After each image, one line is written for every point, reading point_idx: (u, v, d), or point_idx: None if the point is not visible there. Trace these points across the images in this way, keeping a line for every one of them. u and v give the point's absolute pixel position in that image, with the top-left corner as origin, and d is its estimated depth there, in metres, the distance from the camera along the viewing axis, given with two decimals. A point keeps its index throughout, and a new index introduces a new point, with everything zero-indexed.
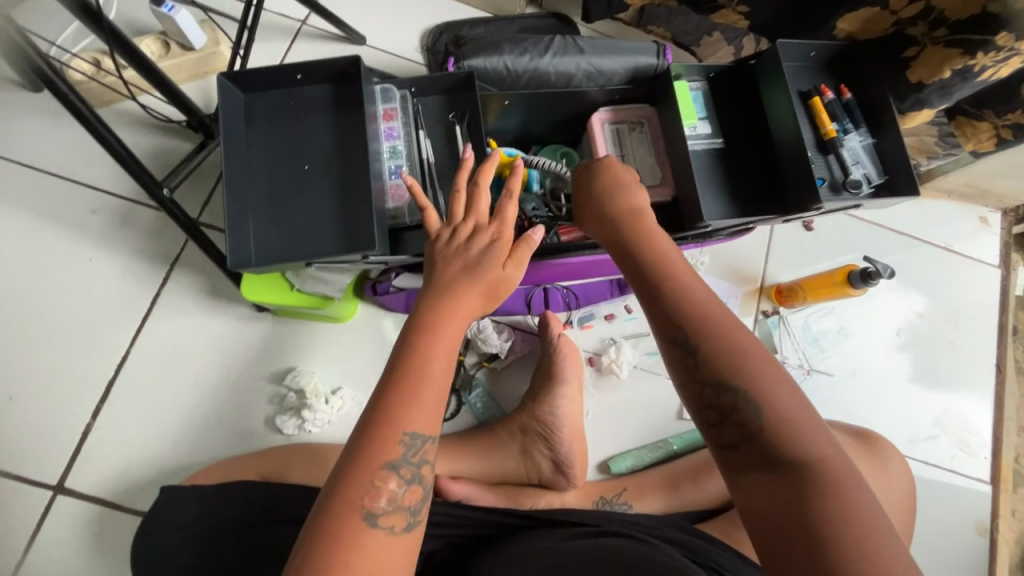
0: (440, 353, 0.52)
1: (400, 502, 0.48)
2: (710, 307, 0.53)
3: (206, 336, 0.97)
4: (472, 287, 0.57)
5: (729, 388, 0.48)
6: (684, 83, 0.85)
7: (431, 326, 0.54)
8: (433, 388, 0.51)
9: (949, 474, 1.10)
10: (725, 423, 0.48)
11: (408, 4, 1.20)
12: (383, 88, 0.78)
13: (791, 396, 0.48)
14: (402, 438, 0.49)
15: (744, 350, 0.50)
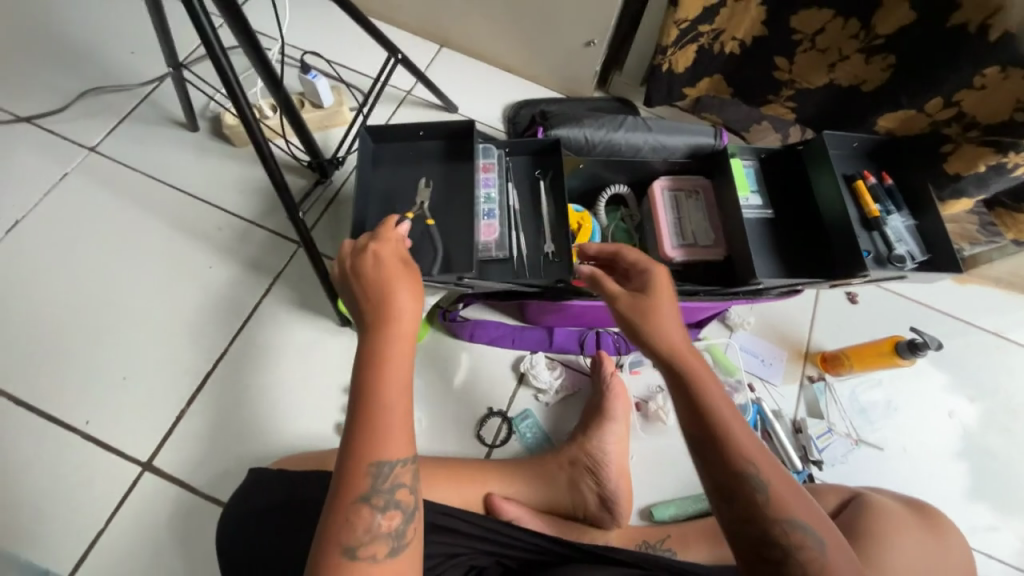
0: (392, 387, 0.61)
1: (380, 529, 0.57)
2: (755, 444, 0.58)
3: (294, 343, 1.09)
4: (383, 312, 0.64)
5: (793, 535, 0.54)
6: (738, 161, 0.98)
7: (384, 357, 0.62)
8: (394, 419, 0.60)
9: (1017, 573, 1.04)
10: (772, 556, 0.53)
11: (497, 85, 1.43)
12: (485, 147, 0.93)
13: (840, 548, 0.54)
14: (369, 470, 0.58)
15: (798, 501, 0.56)
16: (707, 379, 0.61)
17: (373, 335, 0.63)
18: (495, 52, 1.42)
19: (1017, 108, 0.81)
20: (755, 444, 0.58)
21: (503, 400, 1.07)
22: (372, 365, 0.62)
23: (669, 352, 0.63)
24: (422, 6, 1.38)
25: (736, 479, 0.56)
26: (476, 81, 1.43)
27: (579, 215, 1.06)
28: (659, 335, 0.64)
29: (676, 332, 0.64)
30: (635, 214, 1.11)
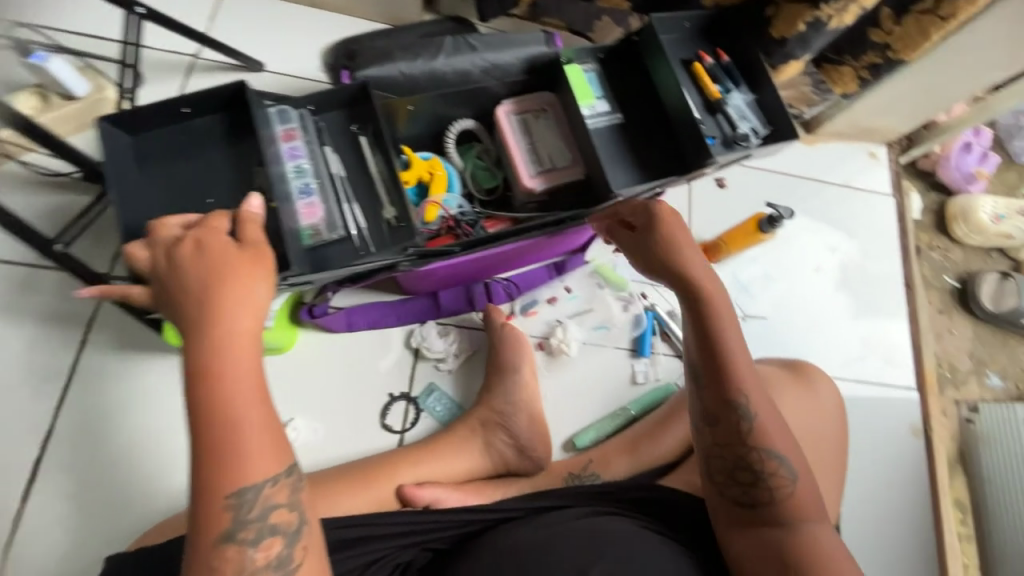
0: (242, 402, 0.52)
1: (256, 565, 0.51)
2: (755, 387, 0.72)
3: (138, 393, 0.92)
4: (221, 316, 0.54)
5: (767, 461, 0.70)
6: (576, 67, 0.90)
7: (217, 370, 0.52)
8: (249, 440, 0.51)
9: (882, 388, 1.20)
10: (744, 471, 0.71)
11: (305, 25, 1.19)
12: (279, 109, 0.76)
13: (808, 479, 0.70)
14: (226, 503, 0.50)
15: (779, 438, 0.71)
16: (725, 324, 0.72)
17: (205, 347, 0.53)
18: None
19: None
20: (755, 390, 0.72)
21: (402, 381, 1.00)
22: (208, 384, 0.52)
23: (688, 298, 0.73)
24: None
25: (728, 412, 0.72)
26: (278, 25, 1.18)
27: (425, 163, 0.94)
28: (684, 276, 0.72)
29: (703, 279, 0.72)
30: (490, 148, 1.00)
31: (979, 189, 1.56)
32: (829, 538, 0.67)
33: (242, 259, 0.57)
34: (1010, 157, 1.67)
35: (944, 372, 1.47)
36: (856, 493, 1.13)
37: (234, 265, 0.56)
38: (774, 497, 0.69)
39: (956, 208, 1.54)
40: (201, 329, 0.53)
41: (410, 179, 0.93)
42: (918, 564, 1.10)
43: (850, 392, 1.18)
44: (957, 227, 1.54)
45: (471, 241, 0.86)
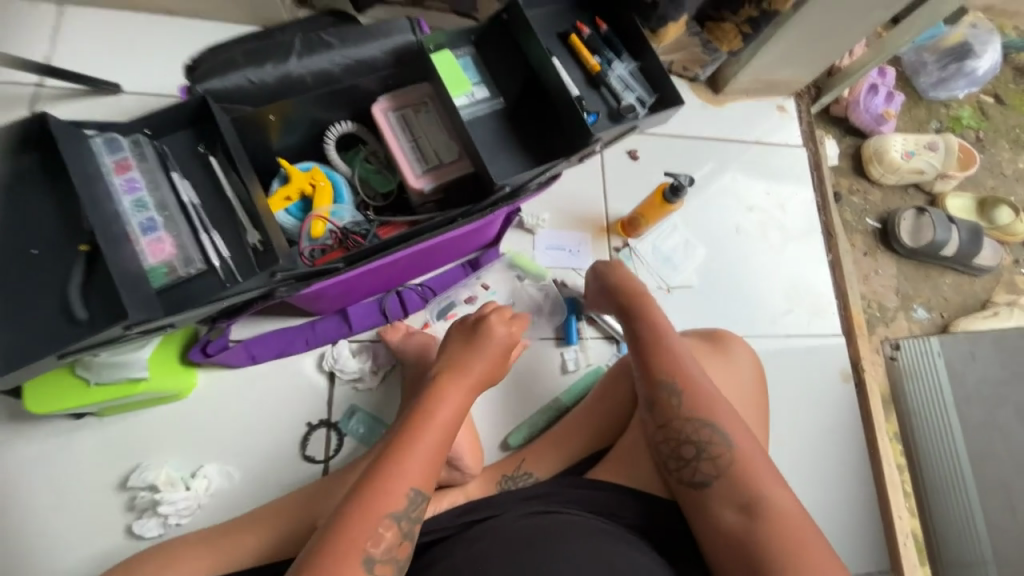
0: (444, 426, 0.63)
1: (383, 555, 0.56)
2: (688, 369, 0.78)
3: (22, 466, 0.85)
4: (472, 367, 0.71)
5: (703, 432, 0.73)
6: (447, 54, 0.85)
7: (440, 393, 0.67)
8: (434, 455, 0.61)
9: (810, 338, 1.23)
10: (694, 452, 0.73)
11: (164, 37, 1.09)
12: (105, 139, 0.68)
13: (753, 449, 0.72)
14: (408, 491, 0.59)
15: (718, 410, 0.74)
16: (658, 324, 0.83)
17: (445, 377, 0.69)
18: None
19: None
20: (687, 370, 0.78)
21: (320, 407, 0.94)
22: (430, 397, 0.66)
23: (628, 313, 0.87)
24: None
25: (662, 393, 0.77)
26: (134, 39, 1.08)
27: (303, 175, 0.88)
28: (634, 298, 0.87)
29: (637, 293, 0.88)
30: (378, 149, 0.94)
31: (890, 128, 1.59)
32: (783, 506, 0.67)
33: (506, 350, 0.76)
34: (918, 93, 1.70)
35: (873, 312, 1.51)
36: (795, 443, 1.16)
37: (500, 352, 0.74)
38: (720, 471, 0.71)
39: (870, 150, 1.56)
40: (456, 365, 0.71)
41: (291, 195, 0.87)
42: (857, 501, 1.15)
43: (779, 348, 1.20)
44: (873, 169, 1.57)
45: (355, 254, 0.79)
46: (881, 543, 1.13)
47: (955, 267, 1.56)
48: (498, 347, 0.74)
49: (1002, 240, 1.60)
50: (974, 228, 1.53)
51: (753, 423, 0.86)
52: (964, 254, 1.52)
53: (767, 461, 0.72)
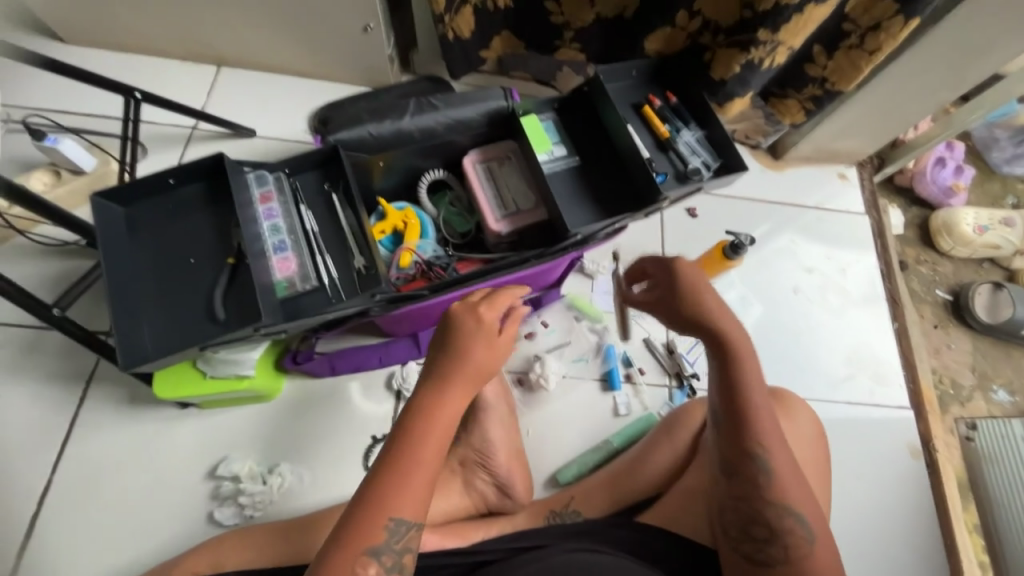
0: (431, 445, 0.61)
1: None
2: (779, 444, 0.71)
3: (132, 445, 0.97)
4: (459, 375, 0.64)
5: (786, 520, 0.69)
6: (533, 117, 0.97)
7: (430, 412, 0.62)
8: (420, 478, 0.60)
9: (873, 407, 1.19)
10: (764, 531, 0.70)
11: (294, 94, 1.31)
12: (256, 175, 0.84)
13: (825, 539, 0.70)
14: (387, 523, 0.58)
15: (797, 493, 0.70)
16: (753, 378, 0.71)
17: (432, 387, 0.64)
18: (279, 57, 1.28)
19: (745, 5, 0.87)
20: (777, 446, 0.71)
21: (386, 422, 1.02)
22: (419, 415, 0.63)
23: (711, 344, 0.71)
24: (171, 17, 1.20)
25: (746, 465, 0.71)
26: (270, 94, 1.30)
27: (399, 212, 1.00)
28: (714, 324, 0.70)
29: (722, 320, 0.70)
30: (462, 194, 1.06)
31: (960, 201, 1.57)
32: None
33: (493, 340, 0.67)
34: (990, 168, 1.67)
35: (945, 389, 1.43)
36: (856, 519, 1.10)
37: (489, 350, 0.66)
38: (787, 556, 0.69)
39: (938, 221, 1.54)
40: (443, 372, 0.64)
41: (385, 228, 1.00)
42: None
43: (839, 414, 1.17)
44: (942, 240, 1.53)
45: (439, 284, 0.89)
46: None
47: None
48: (485, 340, 0.66)
49: None
50: None
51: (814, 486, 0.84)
52: None
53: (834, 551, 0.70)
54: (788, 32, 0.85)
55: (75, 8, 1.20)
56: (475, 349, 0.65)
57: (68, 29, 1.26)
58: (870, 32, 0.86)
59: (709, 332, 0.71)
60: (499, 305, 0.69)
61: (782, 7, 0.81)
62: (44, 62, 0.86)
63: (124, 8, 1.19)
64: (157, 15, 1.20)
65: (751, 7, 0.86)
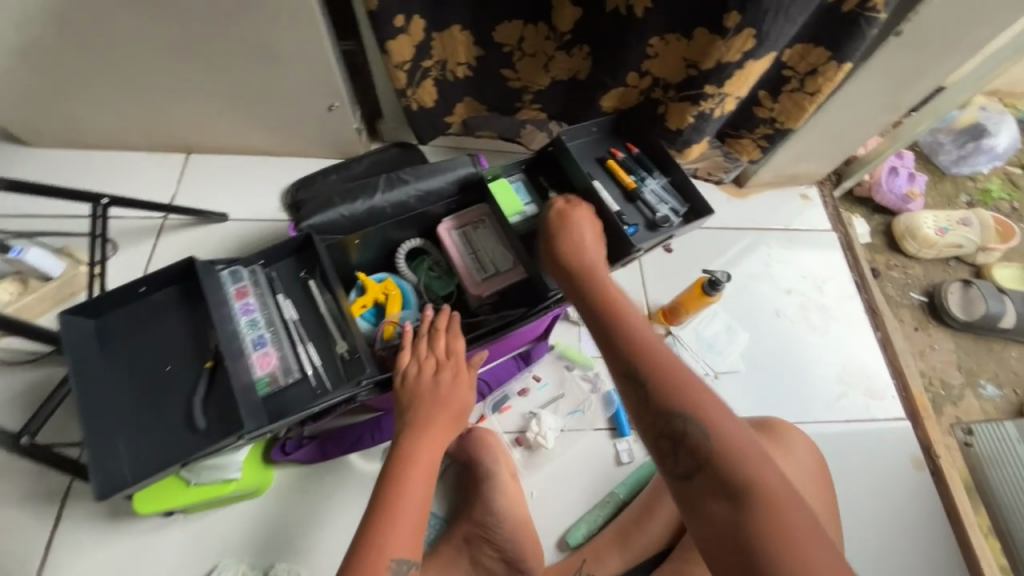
0: (418, 483, 0.71)
1: None
2: (661, 353, 0.64)
3: (114, 563, 0.91)
4: (439, 414, 0.77)
5: (680, 421, 0.58)
6: (502, 181, 0.99)
7: (412, 457, 0.73)
8: (412, 516, 0.69)
9: (870, 422, 1.19)
10: (678, 450, 0.57)
11: (265, 173, 1.32)
12: (230, 271, 0.83)
13: (744, 442, 0.57)
14: (390, 564, 0.65)
15: (691, 392, 0.60)
16: (614, 307, 0.70)
17: (413, 435, 0.74)
18: (247, 139, 1.30)
19: (689, 65, 0.93)
20: (652, 349, 0.65)
21: None
22: (402, 463, 0.72)
23: (577, 292, 0.75)
24: (135, 113, 1.21)
25: (631, 380, 0.63)
26: (241, 176, 1.32)
27: (378, 285, 1.00)
28: (574, 274, 0.76)
29: (586, 259, 0.77)
30: (441, 259, 1.07)
31: (918, 206, 1.64)
32: (793, 507, 0.51)
33: (456, 370, 0.81)
34: (940, 170, 1.76)
35: (937, 390, 1.45)
36: (872, 541, 1.08)
37: (459, 387, 0.80)
38: (699, 461, 0.56)
39: (901, 227, 1.60)
40: (418, 420, 0.76)
41: (366, 302, 0.99)
42: None
43: (838, 433, 1.17)
44: (908, 245, 1.59)
45: None
46: None
47: (1018, 340, 1.50)
48: (452, 375, 0.80)
49: None
50: None
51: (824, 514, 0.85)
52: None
53: (778, 466, 0.55)
54: (733, 85, 0.91)
55: (37, 114, 1.20)
56: (442, 386, 0.79)
57: (30, 133, 1.26)
58: (808, 77, 0.92)
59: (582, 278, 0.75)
60: (454, 346, 0.83)
61: (723, 65, 0.87)
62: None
63: (86, 110, 1.20)
64: (121, 113, 1.21)
65: (695, 66, 0.92)
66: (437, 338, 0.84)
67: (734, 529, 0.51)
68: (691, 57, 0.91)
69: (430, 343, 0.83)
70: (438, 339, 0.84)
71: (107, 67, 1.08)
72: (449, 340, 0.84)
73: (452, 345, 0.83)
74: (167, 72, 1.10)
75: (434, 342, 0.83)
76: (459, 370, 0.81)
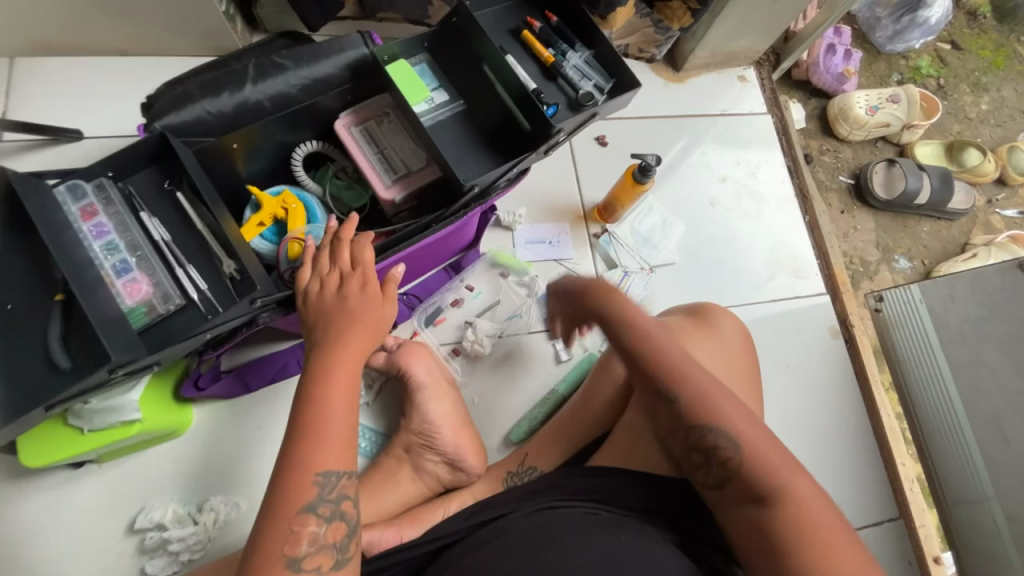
0: (334, 396, 0.63)
1: (326, 539, 0.59)
2: (693, 376, 0.67)
3: (24, 523, 0.84)
4: (354, 328, 0.70)
5: (713, 438, 0.64)
6: (402, 62, 0.85)
7: (327, 374, 0.65)
8: (336, 430, 0.62)
9: (795, 300, 1.25)
10: (712, 465, 0.64)
11: (121, 79, 1.09)
12: (69, 187, 0.68)
13: (775, 452, 0.62)
14: (315, 479, 0.60)
15: (723, 407, 0.65)
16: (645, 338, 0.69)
17: (324, 354, 0.67)
18: (85, 33, 1.04)
19: None
20: (682, 370, 0.67)
21: None
22: (316, 380, 0.65)
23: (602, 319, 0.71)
24: None
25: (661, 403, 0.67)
26: (90, 84, 1.08)
27: (274, 198, 0.87)
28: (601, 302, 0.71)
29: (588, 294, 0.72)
30: (347, 165, 0.94)
31: (853, 85, 1.60)
32: (824, 517, 0.58)
33: (364, 288, 0.74)
34: (876, 49, 1.72)
35: (856, 268, 1.54)
36: (791, 406, 1.18)
37: (371, 302, 0.73)
38: (730, 472, 0.63)
39: (835, 109, 1.58)
40: (330, 341, 0.68)
41: (264, 220, 0.86)
42: (862, 456, 1.18)
43: (765, 314, 1.22)
44: (840, 127, 1.58)
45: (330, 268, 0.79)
46: (890, 494, 1.17)
47: (931, 214, 1.59)
48: (362, 290, 0.73)
49: (974, 182, 1.63)
50: (944, 174, 1.56)
51: (749, 383, 0.88)
52: (936, 200, 1.55)
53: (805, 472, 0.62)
54: None
55: None
56: (350, 305, 0.72)
57: None
58: None
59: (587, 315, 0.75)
60: (364, 257, 0.75)
61: None
62: None
63: None
64: None
65: None
66: (335, 253, 0.76)
67: (762, 523, 0.59)
68: None
69: (332, 260, 0.76)
70: (341, 259, 0.76)
71: None
72: (355, 252, 0.76)
73: (353, 257, 0.76)
74: None
75: (335, 258, 0.75)
76: (368, 281, 0.74)
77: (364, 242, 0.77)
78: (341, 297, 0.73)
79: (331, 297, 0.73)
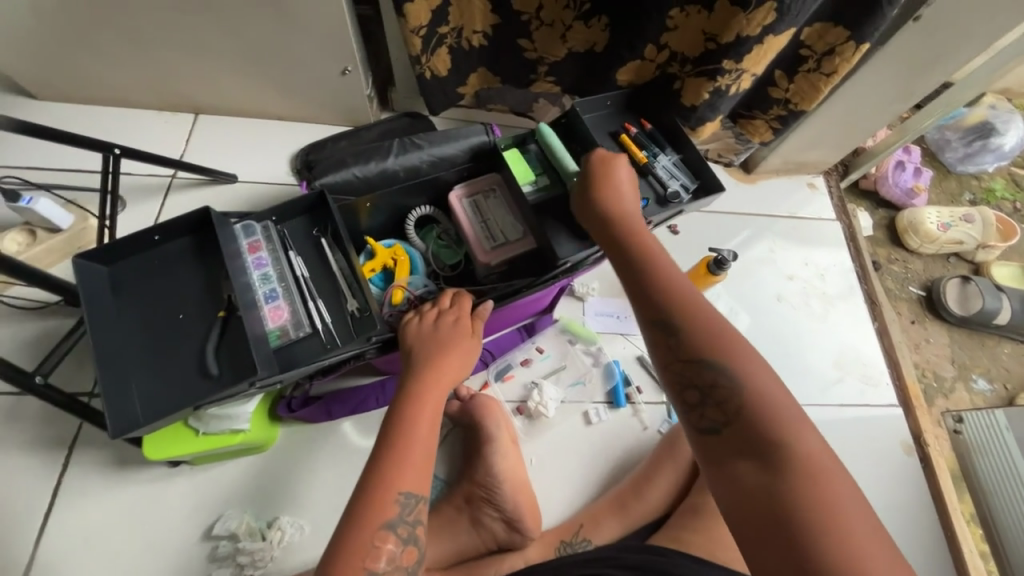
0: (422, 422, 0.69)
1: (398, 561, 0.62)
2: (715, 322, 0.60)
3: (119, 510, 0.92)
4: (447, 359, 0.77)
5: (712, 375, 0.57)
6: (515, 151, 0.99)
7: (421, 398, 0.71)
8: (419, 455, 0.66)
9: (863, 407, 1.22)
10: (708, 406, 0.56)
11: (274, 137, 1.32)
12: (243, 225, 0.84)
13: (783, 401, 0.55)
14: (397, 498, 0.63)
15: (730, 349, 0.58)
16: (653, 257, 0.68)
17: (417, 378, 0.74)
18: (257, 101, 1.29)
19: (708, 38, 0.94)
20: (693, 302, 0.62)
21: None
22: (409, 402, 0.71)
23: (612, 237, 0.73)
24: (144, 72, 1.21)
25: (663, 330, 0.61)
26: (249, 139, 1.31)
27: (388, 250, 1.00)
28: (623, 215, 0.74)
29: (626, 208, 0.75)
30: (450, 227, 1.07)
31: (923, 201, 1.64)
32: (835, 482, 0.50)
33: (465, 333, 0.81)
34: (946, 168, 1.76)
35: (929, 382, 1.48)
36: None
37: (463, 345, 0.79)
38: (731, 414, 0.55)
39: (904, 221, 1.61)
40: (424, 368, 0.75)
41: (376, 267, 0.99)
42: None
43: (830, 417, 1.19)
44: (910, 239, 1.60)
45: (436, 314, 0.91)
46: None
47: (1013, 337, 1.53)
48: (462, 332, 0.80)
49: None
50: None
51: None
52: (1018, 323, 1.50)
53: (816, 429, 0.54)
54: (751, 61, 0.92)
55: (46, 67, 1.19)
56: (447, 341, 0.79)
57: (40, 87, 1.25)
58: (825, 57, 0.94)
59: (615, 227, 0.73)
60: (459, 302, 0.84)
61: (742, 39, 0.88)
62: (16, 125, 0.84)
63: (96, 65, 1.19)
64: (130, 69, 1.19)
65: (714, 39, 0.93)
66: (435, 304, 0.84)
67: (763, 476, 0.51)
68: (712, 30, 0.92)
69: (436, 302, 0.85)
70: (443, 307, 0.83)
71: (117, 18, 1.06)
72: (458, 298, 0.85)
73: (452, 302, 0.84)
74: (178, 29, 1.09)
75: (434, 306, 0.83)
76: (464, 321, 0.82)
77: (466, 297, 0.85)
78: (441, 336, 0.79)
79: (433, 331, 0.80)
